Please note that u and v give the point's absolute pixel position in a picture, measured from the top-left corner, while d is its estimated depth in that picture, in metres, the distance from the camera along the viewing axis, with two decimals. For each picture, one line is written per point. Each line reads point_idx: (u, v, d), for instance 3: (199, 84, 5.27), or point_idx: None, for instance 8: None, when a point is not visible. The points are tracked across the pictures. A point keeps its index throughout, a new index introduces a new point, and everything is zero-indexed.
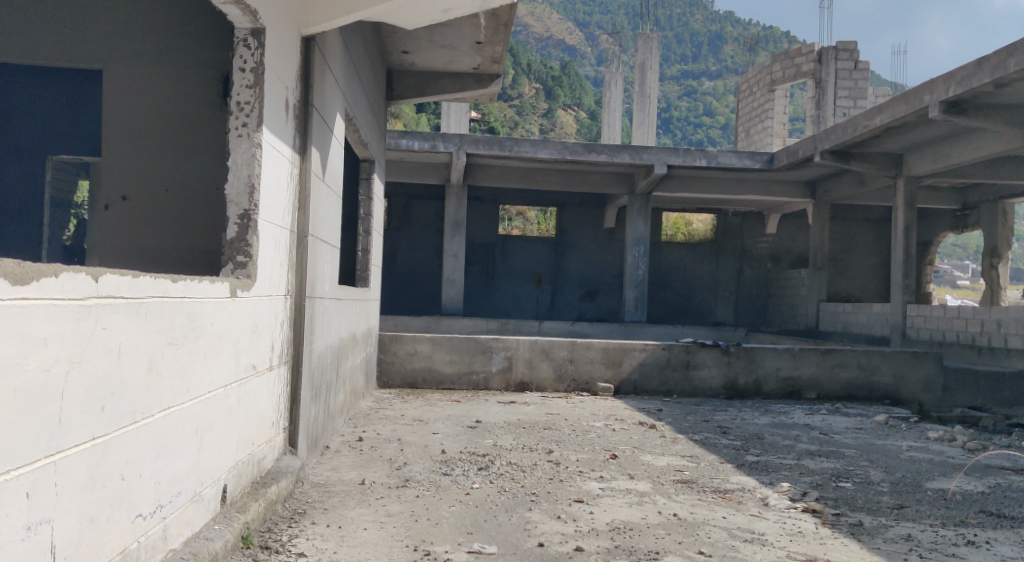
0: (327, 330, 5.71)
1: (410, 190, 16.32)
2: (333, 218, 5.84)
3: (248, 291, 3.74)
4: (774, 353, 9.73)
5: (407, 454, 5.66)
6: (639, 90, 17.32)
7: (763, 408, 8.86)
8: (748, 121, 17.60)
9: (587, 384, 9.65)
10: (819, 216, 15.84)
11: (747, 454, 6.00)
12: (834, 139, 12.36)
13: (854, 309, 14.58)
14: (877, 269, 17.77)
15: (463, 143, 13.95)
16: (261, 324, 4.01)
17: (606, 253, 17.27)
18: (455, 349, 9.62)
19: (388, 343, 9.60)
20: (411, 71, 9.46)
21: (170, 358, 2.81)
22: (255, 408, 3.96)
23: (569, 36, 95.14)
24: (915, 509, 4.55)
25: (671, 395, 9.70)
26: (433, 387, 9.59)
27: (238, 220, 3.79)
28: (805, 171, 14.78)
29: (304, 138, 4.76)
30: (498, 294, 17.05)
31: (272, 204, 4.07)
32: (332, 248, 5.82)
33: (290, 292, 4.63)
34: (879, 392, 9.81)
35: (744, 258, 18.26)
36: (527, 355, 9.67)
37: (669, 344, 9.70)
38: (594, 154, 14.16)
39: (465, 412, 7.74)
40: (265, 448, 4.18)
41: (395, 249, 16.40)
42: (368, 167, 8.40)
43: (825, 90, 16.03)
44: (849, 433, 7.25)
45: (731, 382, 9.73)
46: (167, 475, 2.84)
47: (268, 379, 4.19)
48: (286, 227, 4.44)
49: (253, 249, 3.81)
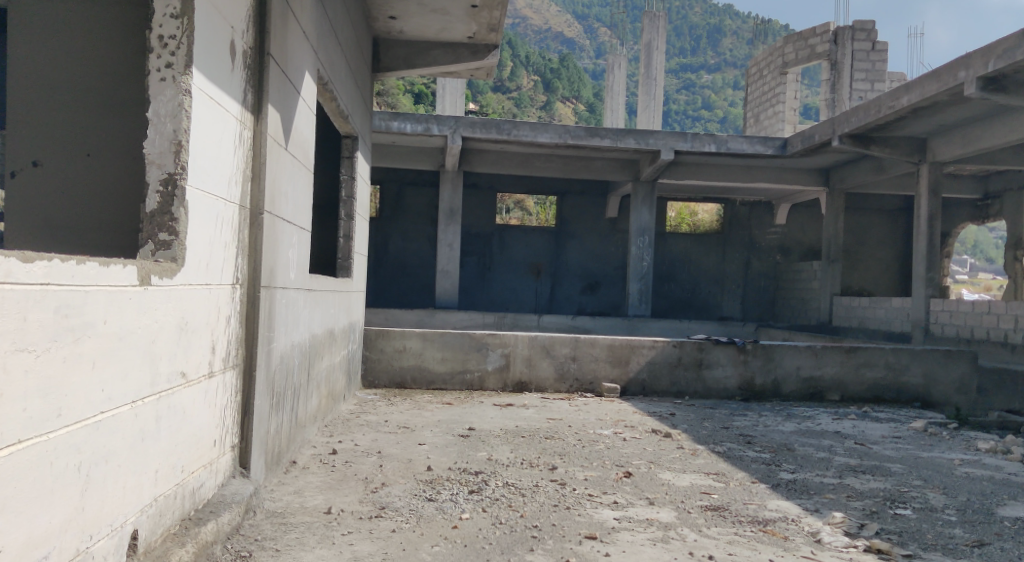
0: (294, 325, 4.90)
1: (403, 176, 15.49)
2: (303, 197, 5.03)
3: (171, 277, 2.93)
4: (794, 352, 8.95)
5: (386, 471, 4.85)
6: (645, 72, 16.48)
7: (785, 412, 8.06)
8: (757, 106, 16.80)
9: (591, 384, 8.86)
10: (833, 205, 15.04)
11: (780, 471, 5.18)
12: (854, 122, 11.57)
13: (871, 303, 13.78)
14: (891, 262, 16.98)
15: (459, 126, 13.12)
16: (195, 321, 3.19)
17: (608, 243, 16.45)
18: (447, 345, 8.81)
19: (373, 339, 8.79)
20: (400, 41, 8.63)
21: (18, 372, 2.06)
22: (187, 426, 3.15)
23: (567, 29, 94.26)
24: (999, 548, 3.75)
25: (682, 396, 8.90)
26: (423, 387, 8.79)
27: (160, 187, 2.99)
28: (819, 158, 13.97)
29: (259, 94, 3.95)
30: (495, 286, 16.23)
31: (209, 168, 3.26)
32: (302, 231, 5.01)
33: (240, 280, 3.83)
34: (908, 394, 9.02)
35: (752, 250, 17.46)
36: (526, 353, 8.86)
37: (680, 341, 8.90)
38: (597, 138, 13.35)
39: (456, 417, 6.92)
40: (202, 475, 3.37)
41: (387, 238, 15.58)
42: (351, 144, 7.58)
43: (840, 74, 15.23)
44: (888, 443, 6.43)
45: (747, 382, 8.94)
46: (19, 536, 2.08)
47: (206, 388, 3.39)
48: (232, 201, 3.63)
49: (180, 224, 3.00)
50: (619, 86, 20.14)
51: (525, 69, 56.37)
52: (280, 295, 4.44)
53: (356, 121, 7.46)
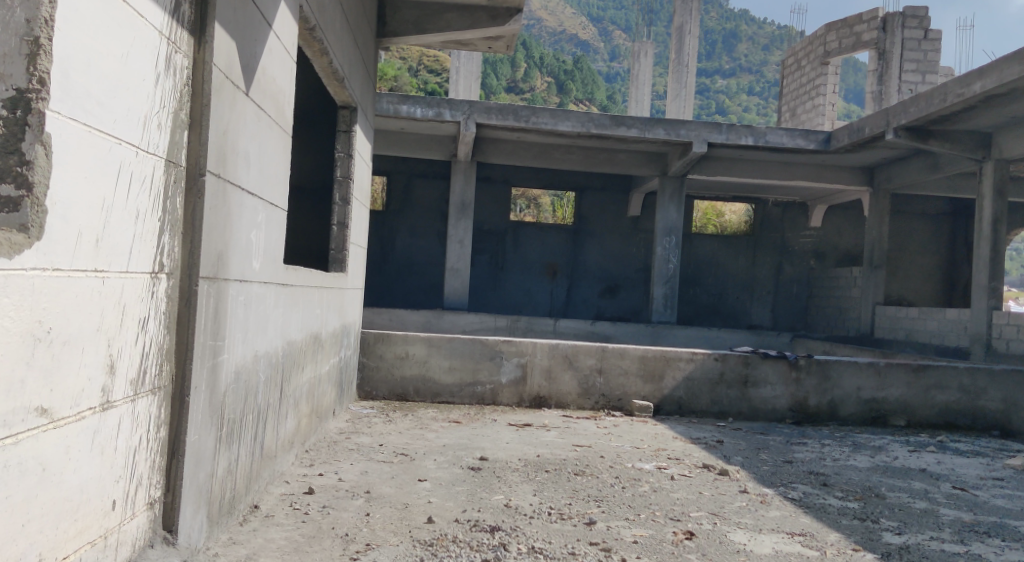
0: (259, 331, 3.77)
1: (413, 167, 14.37)
2: (277, 164, 3.89)
3: (9, 258, 1.86)
4: (854, 370, 7.79)
5: (374, 523, 3.72)
6: (676, 59, 15.27)
7: (849, 441, 6.89)
8: (794, 99, 15.64)
9: (619, 402, 7.71)
10: (877, 207, 13.87)
11: (882, 531, 4.02)
12: (914, 112, 10.43)
13: (920, 314, 12.59)
14: (934, 270, 15.80)
15: (474, 111, 11.95)
16: (71, 326, 2.11)
17: (630, 244, 15.29)
18: (455, 353, 7.68)
19: (372, 344, 7.66)
20: (409, 2, 7.50)
21: None
22: (54, 490, 2.09)
23: (583, 31, 93.17)
24: None
25: (724, 417, 7.76)
26: (427, 400, 7.66)
27: (7, 113, 1.94)
28: (865, 154, 12.81)
29: (202, 7, 2.82)
30: (508, 287, 15.09)
31: (102, 94, 2.18)
32: (274, 207, 3.86)
33: (167, 267, 2.70)
34: (985, 421, 7.85)
35: (784, 254, 16.32)
36: (546, 363, 7.72)
37: (722, 354, 7.77)
38: (624, 128, 12.20)
39: (465, 441, 5.78)
40: (88, 555, 2.28)
41: (393, 233, 14.45)
42: (349, 116, 6.44)
43: (889, 64, 13.97)
44: (994, 487, 5.26)
45: (800, 403, 7.79)
46: None
47: (97, 426, 2.28)
48: (150, 152, 2.52)
49: (36, 171, 1.95)
50: (646, 74, 18.32)
51: (539, 70, 55.78)
52: (233, 289, 3.31)
53: (356, 89, 6.36)
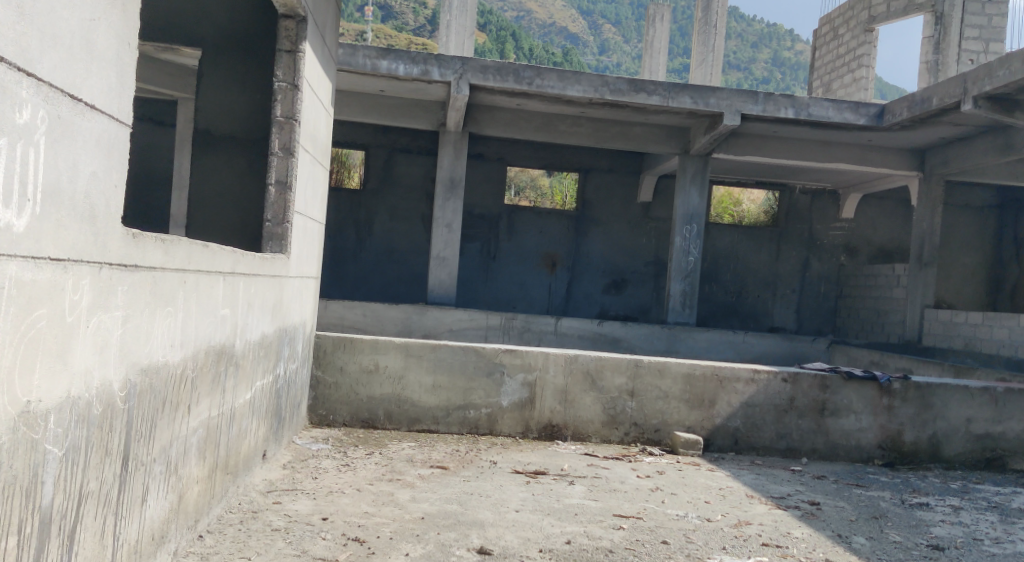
0: (43, 355, 1.86)
1: (394, 140, 12.36)
2: (96, 28, 1.99)
3: None
4: (964, 398, 5.89)
5: None
6: (701, 19, 13.40)
7: (980, 499, 5.01)
8: (827, 71, 13.84)
9: (658, 434, 5.81)
10: (929, 196, 11.99)
11: None
12: (1004, 76, 8.55)
13: (983, 320, 10.73)
14: (978, 268, 13.96)
15: (467, 70, 9.91)
16: None
17: (640, 233, 13.36)
18: (441, 366, 5.75)
19: (329, 353, 5.70)
20: None
21: None
22: None
23: (575, 24, 90.91)
24: None
25: (796, 457, 5.86)
26: (402, 428, 5.73)
27: None
28: (923, 132, 10.93)
29: None
30: (500, 279, 13.15)
31: None
32: (81, 106, 1.94)
33: None
34: None
35: (811, 248, 14.45)
36: (561, 383, 5.78)
37: (793, 375, 5.86)
38: (644, 94, 10.18)
39: (455, 510, 3.84)
40: None
41: (370, 216, 12.46)
42: (293, 29, 4.51)
43: (948, 29, 12.05)
44: None
45: (892, 440, 5.89)
46: None
47: None
48: None
49: None
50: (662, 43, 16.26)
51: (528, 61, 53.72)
52: None
53: None
